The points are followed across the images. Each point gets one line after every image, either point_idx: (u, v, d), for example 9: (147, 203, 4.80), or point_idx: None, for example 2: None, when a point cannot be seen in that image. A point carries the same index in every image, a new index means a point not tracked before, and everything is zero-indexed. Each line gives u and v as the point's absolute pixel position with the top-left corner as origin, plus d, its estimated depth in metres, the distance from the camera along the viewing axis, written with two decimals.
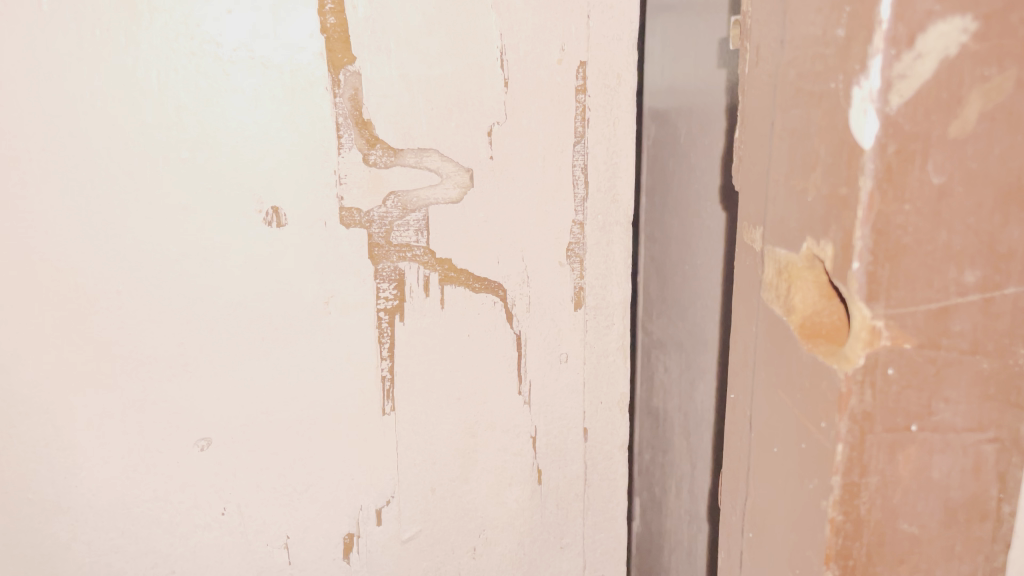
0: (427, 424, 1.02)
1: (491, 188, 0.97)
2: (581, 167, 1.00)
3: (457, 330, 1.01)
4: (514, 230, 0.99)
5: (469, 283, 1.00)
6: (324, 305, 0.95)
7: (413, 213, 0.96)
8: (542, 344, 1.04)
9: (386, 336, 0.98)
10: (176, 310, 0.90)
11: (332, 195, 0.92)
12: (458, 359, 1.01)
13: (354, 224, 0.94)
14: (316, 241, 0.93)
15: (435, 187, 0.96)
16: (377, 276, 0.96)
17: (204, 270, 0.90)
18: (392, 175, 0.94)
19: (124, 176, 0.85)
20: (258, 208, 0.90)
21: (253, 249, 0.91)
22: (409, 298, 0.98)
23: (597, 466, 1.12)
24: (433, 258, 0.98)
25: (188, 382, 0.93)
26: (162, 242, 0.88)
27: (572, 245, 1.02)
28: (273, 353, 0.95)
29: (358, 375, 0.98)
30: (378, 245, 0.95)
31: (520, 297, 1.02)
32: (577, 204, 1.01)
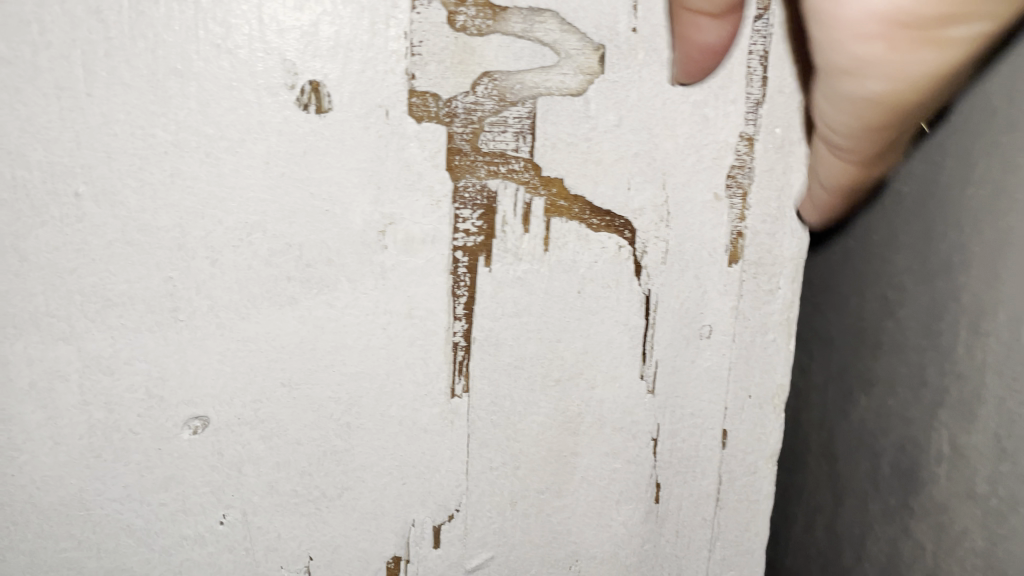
0: (513, 415, 0.73)
1: (630, 76, 0.66)
2: (759, 56, 0.68)
3: (563, 285, 0.70)
4: (657, 142, 0.68)
5: (584, 219, 0.69)
6: (378, 236, 0.65)
7: (513, 107, 0.65)
8: (679, 313, 0.74)
9: (464, 286, 0.68)
10: (165, 230, 0.61)
11: (398, 71, 0.62)
12: (562, 327, 0.71)
13: (427, 119, 0.63)
14: (372, 139, 0.63)
15: (548, 70, 0.65)
16: (456, 199, 0.66)
17: (207, 171, 0.60)
18: (489, 48, 0.63)
19: (90, 16, 0.55)
20: (290, 82, 0.60)
21: (279, 144, 0.61)
22: (499, 234, 0.68)
23: (734, 484, 0.82)
24: (539, 177, 0.67)
25: (179, 336, 0.64)
26: (144, 124, 0.58)
27: (735, 170, 0.71)
28: (302, 302, 0.65)
29: (420, 339, 0.69)
30: (460, 153, 0.65)
31: (653, 241, 0.71)
32: (748, 110, 0.69)
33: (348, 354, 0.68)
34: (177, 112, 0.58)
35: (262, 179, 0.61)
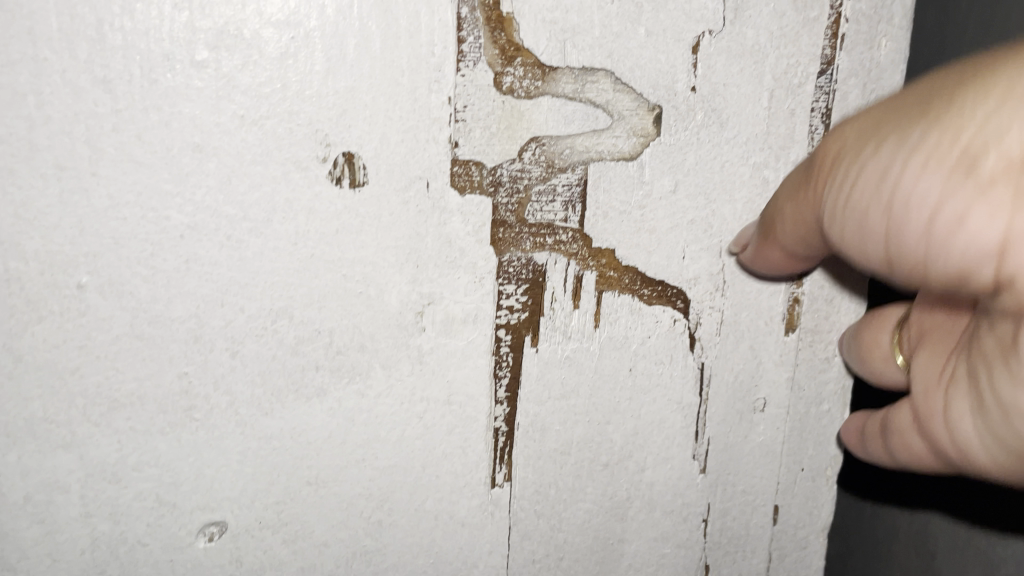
0: (557, 503, 0.67)
1: (688, 138, 0.61)
2: (822, 114, 0.63)
3: (614, 362, 0.64)
4: (713, 208, 0.63)
5: (636, 290, 0.63)
6: (415, 317, 0.59)
7: (562, 174, 0.59)
8: (733, 387, 0.68)
9: (507, 367, 0.62)
10: (179, 320, 0.54)
11: (440, 139, 0.55)
12: (611, 407, 0.65)
13: (469, 190, 0.57)
14: (410, 214, 0.56)
15: (600, 133, 0.59)
16: (501, 274, 0.60)
17: (228, 255, 0.53)
18: (538, 111, 0.57)
19: (96, 85, 0.48)
20: (322, 154, 0.53)
21: (309, 222, 0.54)
22: (546, 311, 0.62)
23: (785, 560, 0.77)
24: (588, 248, 0.61)
25: (195, 437, 0.57)
26: (157, 205, 0.51)
27: None
28: (332, 393, 0.59)
29: (458, 427, 0.62)
30: (504, 225, 0.59)
31: (707, 312, 0.66)
32: None
33: (381, 447, 0.61)
34: (194, 191, 0.52)
35: (289, 261, 0.55)
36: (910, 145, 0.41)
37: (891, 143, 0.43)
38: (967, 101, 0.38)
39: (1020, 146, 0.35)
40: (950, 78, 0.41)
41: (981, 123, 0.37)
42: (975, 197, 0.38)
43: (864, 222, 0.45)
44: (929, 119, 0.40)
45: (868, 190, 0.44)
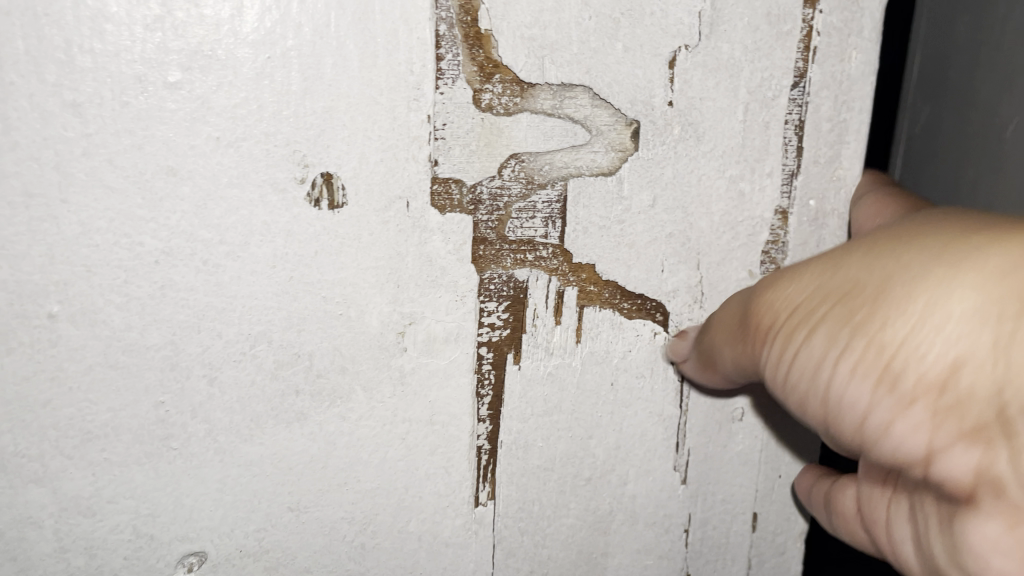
0: (540, 520, 0.66)
1: (665, 153, 0.61)
2: (795, 125, 0.64)
3: (596, 377, 0.64)
4: (691, 221, 0.63)
5: (616, 304, 0.63)
6: (396, 338, 0.58)
7: (542, 190, 0.59)
8: (712, 397, 0.69)
9: (490, 385, 0.62)
10: (155, 348, 0.52)
11: (420, 158, 0.55)
12: (593, 422, 0.65)
13: (450, 208, 0.57)
14: (390, 234, 0.56)
15: (578, 149, 0.59)
16: (482, 292, 0.59)
17: (204, 280, 0.52)
18: (517, 127, 0.57)
19: (65, 109, 0.47)
20: (299, 175, 0.52)
21: (288, 245, 0.53)
22: (528, 327, 0.61)
23: (764, 565, 0.77)
24: (569, 263, 0.61)
25: (172, 466, 0.55)
26: (130, 230, 0.50)
27: (769, 245, 0.67)
28: (313, 417, 0.58)
29: (441, 447, 0.62)
30: (485, 243, 0.58)
31: (687, 324, 0.66)
32: (784, 182, 0.65)
33: (363, 470, 0.60)
34: (169, 215, 0.50)
35: (268, 284, 0.54)
36: (839, 347, 0.46)
37: (820, 336, 0.47)
38: (891, 319, 0.43)
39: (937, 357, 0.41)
40: (870, 282, 0.46)
41: (903, 343, 0.42)
42: (899, 410, 0.43)
43: (802, 399, 0.50)
44: (853, 325, 0.45)
45: (802, 373, 0.49)
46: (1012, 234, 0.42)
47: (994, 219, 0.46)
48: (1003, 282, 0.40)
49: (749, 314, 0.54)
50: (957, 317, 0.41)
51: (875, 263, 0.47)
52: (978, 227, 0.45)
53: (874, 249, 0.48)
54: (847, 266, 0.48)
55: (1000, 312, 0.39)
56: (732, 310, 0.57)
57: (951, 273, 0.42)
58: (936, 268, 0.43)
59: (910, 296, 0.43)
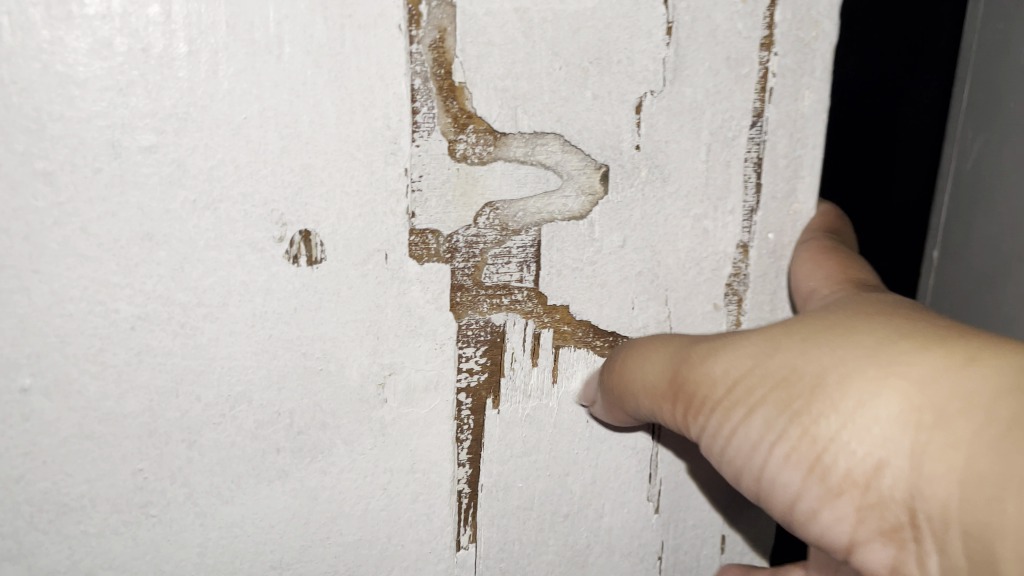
0: (521, 558, 0.67)
1: (634, 195, 0.62)
2: (754, 163, 0.66)
3: (572, 416, 0.65)
4: (659, 260, 0.65)
5: (588, 341, 0.64)
6: (377, 390, 0.58)
7: (516, 235, 0.59)
8: None
9: (469, 430, 0.62)
10: (132, 415, 0.51)
11: (398, 211, 0.55)
12: (571, 460, 0.66)
13: (427, 258, 0.57)
14: (369, 287, 0.55)
15: (551, 194, 0.60)
16: (460, 338, 0.60)
17: (182, 343, 0.51)
18: (491, 175, 0.57)
19: (37, 178, 0.45)
20: (278, 234, 0.52)
21: (268, 303, 0.53)
22: (505, 369, 0.62)
23: None
24: (543, 304, 0.62)
25: (152, 534, 0.54)
26: (105, 297, 0.48)
27: (732, 279, 0.68)
28: (294, 474, 0.57)
29: (423, 495, 0.62)
30: (462, 289, 0.59)
31: None
32: (744, 218, 0.67)
33: (346, 523, 0.60)
34: (144, 281, 0.49)
35: (246, 344, 0.53)
36: (774, 431, 0.45)
37: (754, 417, 0.46)
38: (825, 411, 0.43)
39: (863, 456, 0.41)
40: (801, 365, 0.45)
41: (835, 437, 0.42)
42: (828, 499, 0.43)
43: (728, 470, 0.49)
44: (789, 412, 0.44)
45: (732, 451, 0.48)
46: (941, 338, 0.42)
47: (909, 312, 0.47)
48: (928, 389, 0.40)
49: (670, 381, 0.52)
50: (885, 420, 0.41)
51: (802, 346, 0.46)
52: (898, 320, 0.45)
53: (800, 331, 0.47)
54: (773, 345, 0.47)
55: (925, 420, 0.40)
56: (652, 364, 0.54)
57: (881, 372, 0.42)
58: (864, 364, 0.43)
59: (841, 392, 0.42)
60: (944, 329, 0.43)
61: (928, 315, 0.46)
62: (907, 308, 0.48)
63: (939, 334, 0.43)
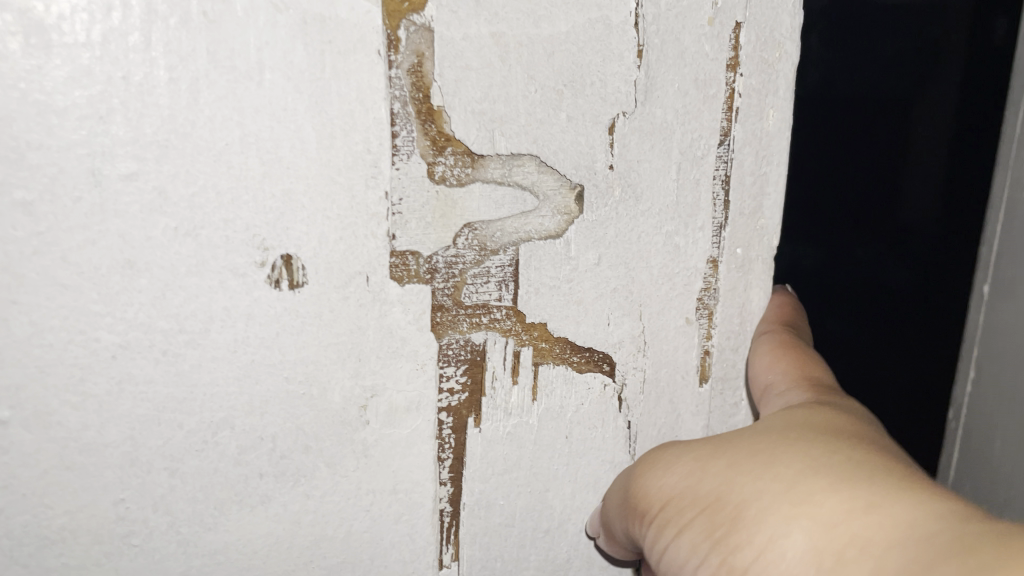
0: (503, 575, 0.67)
1: (608, 213, 0.63)
2: (722, 181, 0.68)
3: (552, 432, 0.66)
4: (632, 276, 0.66)
5: (566, 359, 0.65)
6: (359, 412, 0.58)
7: (494, 255, 0.60)
8: (657, 439, 0.72)
9: (451, 448, 0.62)
10: (113, 445, 0.50)
11: (379, 234, 0.55)
12: (550, 475, 0.67)
13: (408, 279, 0.57)
14: (350, 310, 0.55)
15: (527, 214, 0.61)
16: (441, 357, 0.60)
17: (164, 371, 0.51)
18: (470, 197, 0.58)
19: (16, 207, 0.45)
20: (259, 259, 0.51)
21: (250, 328, 0.52)
22: (486, 388, 0.62)
23: None
24: (521, 323, 0.63)
25: (133, 564, 0.53)
26: (86, 326, 0.48)
27: (703, 293, 0.71)
28: (277, 499, 0.57)
29: (405, 515, 0.62)
30: (442, 309, 0.59)
31: (633, 372, 0.69)
32: (713, 234, 0.69)
33: (329, 546, 0.60)
34: (125, 308, 0.49)
35: (229, 369, 0.52)
36: (702, 556, 0.51)
37: (688, 539, 0.53)
38: (741, 543, 0.48)
39: None
40: (732, 497, 0.51)
41: (746, 568, 0.47)
42: None
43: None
44: (713, 539, 0.50)
45: (675, 567, 0.54)
46: (858, 482, 0.46)
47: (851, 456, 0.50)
48: (824, 531, 0.44)
49: (637, 499, 0.59)
50: (791, 555, 0.44)
51: (739, 479, 0.52)
52: (836, 461, 0.49)
53: (741, 466, 0.53)
54: (715, 480, 0.53)
55: (821, 560, 0.43)
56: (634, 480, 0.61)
57: (792, 509, 0.46)
58: (780, 503, 0.47)
59: (756, 526, 0.47)
60: (865, 475, 0.46)
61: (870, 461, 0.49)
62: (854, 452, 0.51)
63: (855, 480, 0.46)
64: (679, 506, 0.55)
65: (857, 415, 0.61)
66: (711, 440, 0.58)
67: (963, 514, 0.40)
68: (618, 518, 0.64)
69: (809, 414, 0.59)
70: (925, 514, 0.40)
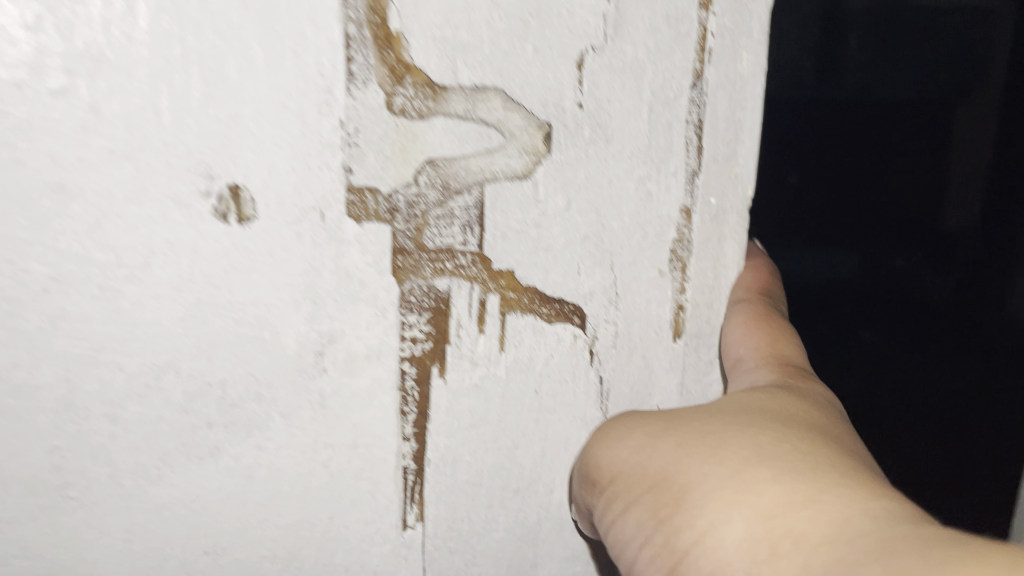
0: (471, 537, 0.64)
1: (578, 154, 0.61)
2: (695, 125, 0.66)
3: (521, 386, 0.63)
4: (603, 223, 0.64)
5: (535, 309, 0.62)
6: (315, 359, 0.55)
7: (458, 196, 0.57)
8: (630, 396, 0.70)
9: (414, 402, 0.59)
10: (47, 387, 0.47)
11: (334, 166, 0.52)
12: (520, 432, 0.64)
13: (366, 218, 0.54)
14: (304, 249, 0.52)
15: (493, 153, 0.58)
16: (403, 305, 0.57)
17: (102, 308, 0.47)
18: (432, 132, 0.55)
19: None
20: (204, 188, 0.48)
21: (195, 263, 0.49)
22: (451, 338, 0.60)
23: None
24: (488, 270, 0.60)
25: (71, 520, 0.51)
26: (15, 254, 0.45)
27: (677, 244, 0.68)
28: (228, 451, 0.53)
29: (366, 471, 0.59)
30: (403, 253, 0.56)
31: (605, 325, 0.66)
32: (687, 181, 0.67)
33: (284, 503, 0.56)
34: (57, 237, 0.46)
35: (173, 309, 0.49)
36: (645, 534, 0.50)
37: (633, 515, 0.52)
38: (683, 524, 0.47)
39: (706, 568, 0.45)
40: (677, 476, 0.50)
41: (687, 550, 0.46)
42: None
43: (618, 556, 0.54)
44: (657, 518, 0.49)
45: (619, 541, 0.54)
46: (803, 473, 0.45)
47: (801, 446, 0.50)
48: (764, 523, 0.43)
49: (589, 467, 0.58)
50: (731, 541, 0.44)
51: (686, 457, 0.50)
52: (782, 449, 0.48)
53: (688, 443, 0.52)
54: (662, 457, 0.52)
55: (758, 552, 0.43)
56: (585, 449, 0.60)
57: (736, 494, 0.46)
58: (723, 485, 0.47)
59: (698, 510, 0.47)
60: (813, 470, 0.46)
61: (819, 454, 0.49)
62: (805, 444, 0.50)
63: (802, 473, 0.46)
64: (626, 482, 0.54)
65: (811, 399, 0.61)
66: (663, 415, 0.57)
67: (903, 521, 0.40)
68: (575, 494, 0.64)
69: (763, 398, 0.58)
70: (869, 523, 0.40)
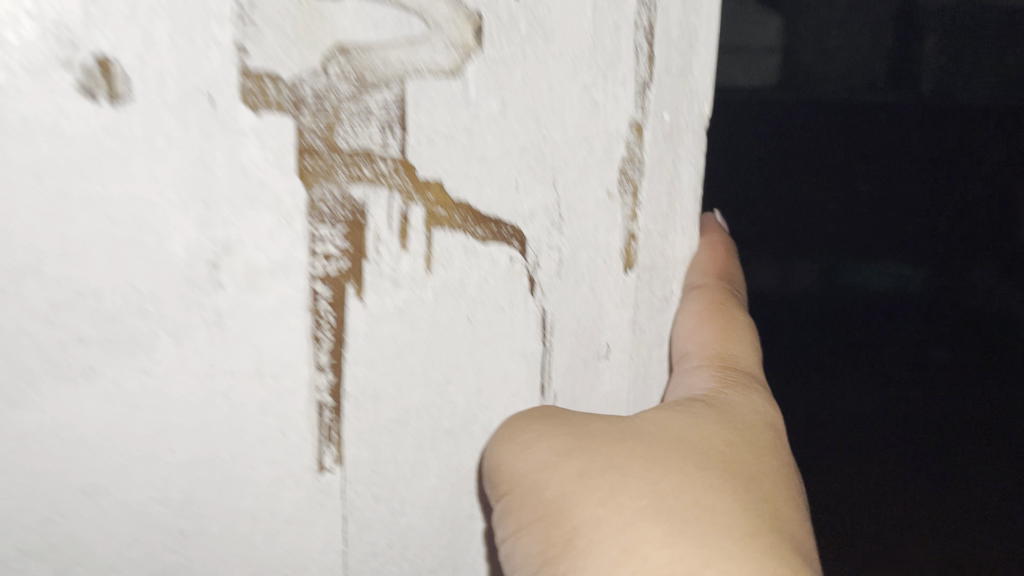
0: (398, 483, 0.58)
1: (513, 53, 0.54)
2: (646, 30, 0.59)
3: (451, 313, 0.57)
4: (544, 134, 0.58)
5: (467, 227, 0.56)
6: (209, 270, 0.48)
7: (376, 91, 0.50)
8: (576, 332, 0.64)
9: (329, 328, 0.53)
10: None
11: (224, 44, 0.45)
12: (451, 364, 0.58)
13: (265, 108, 0.47)
14: (190, 140, 0.45)
15: (415, 45, 0.51)
16: (313, 213, 0.50)
17: None
18: (344, 14, 0.48)
19: None
20: (65, 57, 0.41)
21: (57, 147, 0.42)
22: (370, 255, 0.53)
23: None
24: (413, 181, 0.53)
25: None
26: None
27: (628, 165, 0.62)
28: (106, 373, 0.47)
29: (274, 404, 0.52)
30: (312, 153, 0.49)
31: (547, 251, 0.60)
32: (637, 92, 0.61)
33: (177, 437, 0.50)
34: None
35: (31, 200, 0.43)
36: (538, 564, 0.53)
37: (524, 543, 0.54)
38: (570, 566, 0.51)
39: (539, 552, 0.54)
40: (573, 515, 0.52)
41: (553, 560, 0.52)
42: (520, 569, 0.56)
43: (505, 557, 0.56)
44: (548, 556, 0.52)
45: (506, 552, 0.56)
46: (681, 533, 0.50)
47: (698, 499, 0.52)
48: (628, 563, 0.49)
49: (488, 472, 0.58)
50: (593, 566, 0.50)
51: (581, 497, 0.53)
52: (677, 497, 0.52)
53: (589, 476, 0.54)
54: (559, 488, 0.54)
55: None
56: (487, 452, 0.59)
57: (623, 555, 0.49)
58: (612, 540, 0.50)
59: (593, 553, 0.50)
60: (671, 489, 0.52)
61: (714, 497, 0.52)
62: (702, 492, 0.53)
63: (689, 524, 0.50)
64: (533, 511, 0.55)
65: (737, 420, 0.61)
66: (570, 425, 0.57)
67: None
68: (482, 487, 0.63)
69: (682, 421, 0.59)
70: None
